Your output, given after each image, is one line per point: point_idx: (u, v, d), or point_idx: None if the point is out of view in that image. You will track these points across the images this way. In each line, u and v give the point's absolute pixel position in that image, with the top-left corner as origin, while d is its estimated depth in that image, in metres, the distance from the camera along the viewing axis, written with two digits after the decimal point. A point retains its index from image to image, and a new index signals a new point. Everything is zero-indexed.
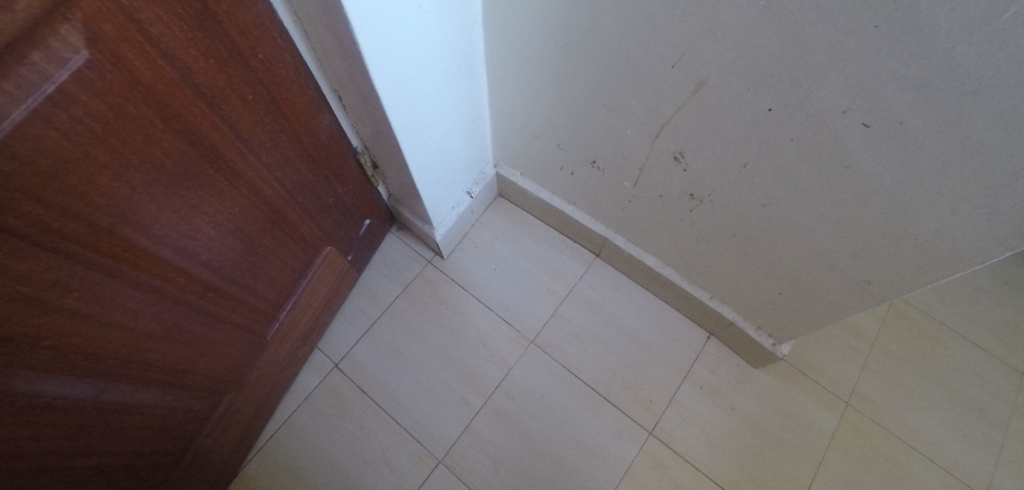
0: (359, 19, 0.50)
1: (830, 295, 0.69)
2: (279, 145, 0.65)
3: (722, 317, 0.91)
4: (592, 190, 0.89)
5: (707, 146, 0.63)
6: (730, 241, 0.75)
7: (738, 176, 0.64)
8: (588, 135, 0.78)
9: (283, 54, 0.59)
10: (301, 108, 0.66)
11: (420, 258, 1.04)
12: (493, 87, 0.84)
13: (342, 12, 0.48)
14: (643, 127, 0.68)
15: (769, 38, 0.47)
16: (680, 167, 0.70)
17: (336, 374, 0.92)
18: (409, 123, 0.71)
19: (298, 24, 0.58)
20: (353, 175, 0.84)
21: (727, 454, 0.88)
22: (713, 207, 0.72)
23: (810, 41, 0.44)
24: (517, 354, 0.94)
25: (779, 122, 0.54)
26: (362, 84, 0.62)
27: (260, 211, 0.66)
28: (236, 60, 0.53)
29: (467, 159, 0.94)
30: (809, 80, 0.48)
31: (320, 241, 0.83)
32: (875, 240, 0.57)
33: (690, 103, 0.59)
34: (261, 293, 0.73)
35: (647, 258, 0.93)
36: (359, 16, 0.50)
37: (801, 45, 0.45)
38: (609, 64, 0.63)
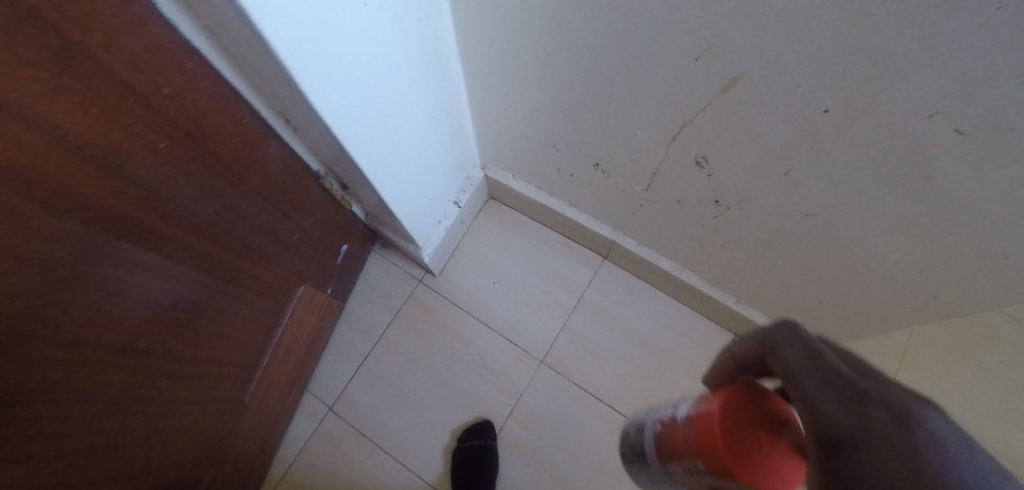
0: (279, 39, 0.38)
1: (885, 307, 0.60)
2: (218, 191, 0.54)
3: (749, 321, 0.82)
4: (597, 193, 0.78)
5: (738, 151, 0.52)
6: (762, 249, 0.64)
7: (778, 185, 0.53)
8: (590, 136, 0.66)
9: (199, 81, 0.46)
10: (239, 142, 0.54)
11: (410, 278, 0.95)
12: (471, 82, 0.71)
13: (256, 29, 0.36)
14: (652, 130, 0.57)
15: (831, 28, 0.34)
16: (703, 172, 0.58)
17: (331, 418, 0.87)
18: (371, 143, 0.60)
19: (214, 42, 0.45)
20: (319, 202, 0.73)
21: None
22: (743, 216, 0.61)
23: (894, 32, 0.32)
24: (525, 377, 0.87)
25: (834, 125, 0.42)
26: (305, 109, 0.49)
27: (207, 272, 0.56)
28: (132, 101, 0.41)
29: (450, 166, 0.83)
30: (883, 78, 0.36)
31: (289, 282, 0.73)
32: (941, 261, 0.48)
33: (718, 102, 0.47)
34: (227, 357, 0.64)
35: (662, 262, 0.83)
36: (279, 35, 0.38)
37: (874, 37, 0.33)
38: (612, 58, 0.50)
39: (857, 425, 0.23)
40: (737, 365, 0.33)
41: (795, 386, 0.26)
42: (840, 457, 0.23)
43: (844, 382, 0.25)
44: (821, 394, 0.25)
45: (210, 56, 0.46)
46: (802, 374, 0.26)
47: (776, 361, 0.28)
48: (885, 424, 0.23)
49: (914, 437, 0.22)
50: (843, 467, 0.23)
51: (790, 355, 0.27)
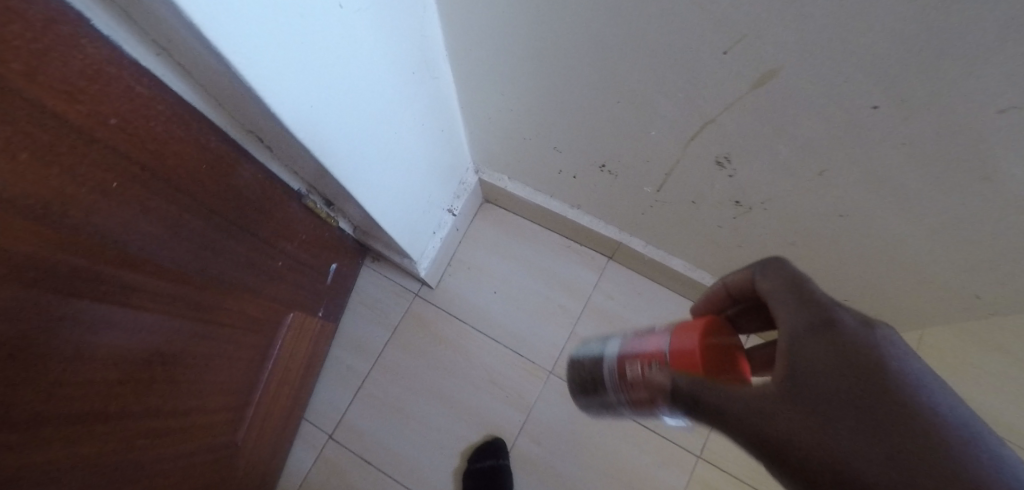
0: (239, 53, 0.32)
1: (918, 304, 0.56)
2: (188, 228, 0.47)
3: None
4: (602, 194, 0.73)
5: (766, 150, 0.47)
6: (785, 249, 0.60)
7: (809, 185, 0.48)
8: (596, 137, 0.60)
9: (152, 106, 0.40)
10: (207, 170, 0.48)
11: (406, 292, 0.90)
12: (462, 82, 0.65)
13: (212, 44, 0.30)
14: (668, 130, 0.52)
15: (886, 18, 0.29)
16: (725, 172, 0.53)
17: (333, 447, 0.82)
18: (355, 159, 0.54)
19: (165, 59, 0.38)
20: (303, 223, 0.67)
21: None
22: (766, 216, 0.56)
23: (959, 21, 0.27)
24: (535, 390, 0.84)
25: (881, 122, 0.37)
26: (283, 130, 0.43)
27: (180, 317, 0.50)
28: (76, 138, 0.34)
29: (442, 173, 0.77)
30: (942, 70, 0.31)
31: (277, 312, 0.67)
32: (986, 262, 0.44)
33: (747, 98, 0.42)
34: (215, 402, 0.59)
35: (672, 262, 0.79)
36: (237, 50, 0.32)
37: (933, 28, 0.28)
38: (625, 54, 0.45)
39: (817, 320, 0.28)
40: (726, 293, 0.41)
41: (774, 301, 0.31)
42: (815, 338, 0.27)
43: (817, 298, 0.29)
44: (790, 304, 0.30)
45: (162, 74, 0.39)
46: (781, 293, 0.31)
47: (764, 281, 0.33)
48: (857, 325, 0.27)
49: (875, 340, 0.26)
50: (813, 349, 0.27)
51: (774, 277, 0.32)
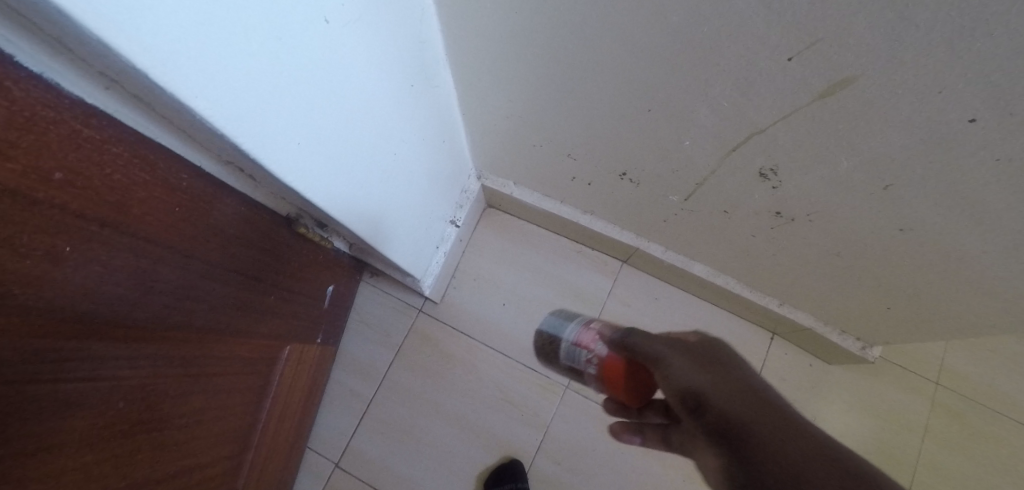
0: (189, 86, 0.26)
1: (972, 316, 0.52)
2: (162, 280, 0.41)
3: (795, 323, 0.76)
4: (619, 202, 0.67)
5: (825, 162, 0.41)
6: (827, 259, 0.56)
7: (868, 198, 0.43)
8: (618, 145, 0.54)
9: (106, 147, 0.33)
10: (179, 211, 0.41)
11: (409, 308, 0.85)
12: (464, 87, 0.58)
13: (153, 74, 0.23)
14: (707, 140, 0.46)
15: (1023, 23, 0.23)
16: (768, 183, 0.47)
17: (340, 477, 0.77)
18: (346, 185, 0.48)
19: (117, 93, 0.30)
20: (295, 250, 0.61)
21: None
22: (810, 228, 0.52)
23: None
24: (551, 406, 0.80)
25: (976, 137, 0.32)
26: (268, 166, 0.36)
27: (162, 376, 0.43)
28: (10, 201, 0.27)
29: (443, 184, 0.70)
30: None
31: (274, 349, 0.61)
32: None
33: (814, 107, 0.36)
34: (210, 457, 0.52)
35: (694, 267, 0.74)
36: (187, 81, 0.25)
37: None
38: (665, 58, 0.38)
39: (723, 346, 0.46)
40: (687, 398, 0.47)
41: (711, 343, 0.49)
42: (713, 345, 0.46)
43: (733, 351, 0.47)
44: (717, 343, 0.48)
45: (116, 110, 0.32)
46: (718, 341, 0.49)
47: None
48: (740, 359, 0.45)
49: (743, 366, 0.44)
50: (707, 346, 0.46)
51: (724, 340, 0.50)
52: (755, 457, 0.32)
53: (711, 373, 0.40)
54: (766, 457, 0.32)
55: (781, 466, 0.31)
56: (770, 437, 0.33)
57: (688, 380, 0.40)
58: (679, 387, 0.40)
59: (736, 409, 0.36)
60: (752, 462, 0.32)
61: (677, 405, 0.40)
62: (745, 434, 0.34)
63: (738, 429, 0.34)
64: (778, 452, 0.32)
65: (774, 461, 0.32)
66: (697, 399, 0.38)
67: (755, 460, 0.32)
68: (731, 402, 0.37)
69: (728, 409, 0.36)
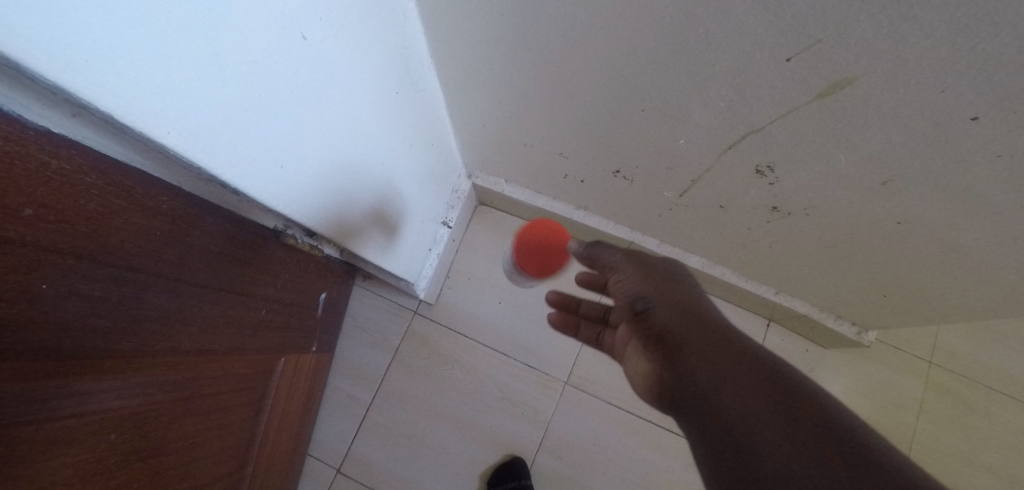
0: (153, 116, 0.24)
1: (968, 303, 0.52)
2: (148, 306, 0.39)
3: (792, 311, 0.76)
4: (613, 198, 0.66)
5: (824, 159, 0.40)
6: (823, 251, 0.56)
7: (866, 194, 0.42)
8: (611, 143, 0.53)
9: (77, 178, 0.31)
10: (160, 235, 0.39)
11: (404, 310, 0.84)
12: (451, 88, 0.56)
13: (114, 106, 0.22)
14: (702, 139, 0.45)
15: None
16: (765, 180, 0.47)
17: (342, 482, 0.77)
18: (332, 198, 0.46)
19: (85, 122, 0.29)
20: (284, 260, 0.59)
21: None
22: (807, 221, 0.51)
23: None
24: (551, 402, 0.80)
25: (977, 134, 0.31)
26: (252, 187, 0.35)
27: (155, 402, 0.42)
28: None
29: (433, 186, 0.69)
30: None
31: (269, 363, 0.60)
32: None
33: (812, 106, 0.35)
34: (210, 476, 0.52)
35: (690, 260, 0.74)
36: (149, 111, 0.24)
37: None
38: (659, 58, 0.37)
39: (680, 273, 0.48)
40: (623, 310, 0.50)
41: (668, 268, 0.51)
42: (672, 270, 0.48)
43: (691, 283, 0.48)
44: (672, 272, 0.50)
45: (85, 138, 0.31)
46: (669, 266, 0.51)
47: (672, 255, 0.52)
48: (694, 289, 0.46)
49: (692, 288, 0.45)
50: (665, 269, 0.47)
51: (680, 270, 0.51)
52: (689, 367, 0.35)
53: (659, 285, 0.42)
54: (698, 368, 0.35)
55: (712, 378, 0.34)
56: (703, 349, 0.36)
57: (636, 290, 0.42)
58: (628, 296, 0.43)
59: (675, 320, 0.39)
60: (686, 374, 0.35)
61: (626, 311, 0.43)
62: (681, 345, 0.37)
63: (676, 338, 0.38)
64: (710, 365, 0.35)
65: (704, 372, 0.35)
66: (643, 307, 0.41)
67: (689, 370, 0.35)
68: (675, 313, 0.39)
69: (670, 320, 0.39)
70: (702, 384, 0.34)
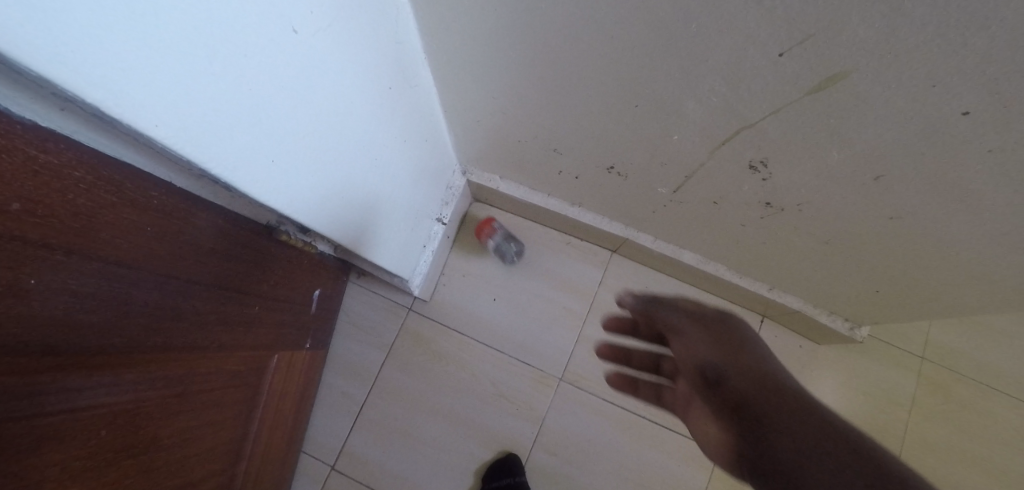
0: (141, 110, 0.24)
1: (959, 298, 0.53)
2: (139, 303, 0.39)
3: (785, 307, 0.77)
4: (608, 195, 0.66)
5: (816, 153, 0.40)
6: (816, 246, 0.56)
7: (859, 189, 0.42)
8: (605, 139, 0.53)
9: (66, 172, 0.31)
10: (151, 230, 0.39)
11: (399, 307, 0.84)
12: (445, 84, 0.56)
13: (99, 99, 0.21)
14: (696, 135, 0.45)
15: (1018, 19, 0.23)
16: (758, 176, 0.47)
17: (337, 479, 0.77)
18: (325, 194, 0.46)
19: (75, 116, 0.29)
20: (277, 257, 0.58)
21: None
22: (800, 217, 0.51)
23: None
24: (546, 399, 0.80)
25: (968, 129, 0.31)
26: (246, 181, 0.34)
27: (147, 399, 0.42)
28: None
29: (427, 182, 0.68)
30: None
31: (263, 359, 0.59)
32: None
33: (805, 101, 0.35)
34: (203, 473, 0.51)
35: (684, 256, 0.74)
36: (138, 105, 0.23)
37: None
38: (652, 53, 0.37)
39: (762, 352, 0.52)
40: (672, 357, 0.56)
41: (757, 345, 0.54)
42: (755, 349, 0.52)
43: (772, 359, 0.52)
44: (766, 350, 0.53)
45: (73, 131, 0.31)
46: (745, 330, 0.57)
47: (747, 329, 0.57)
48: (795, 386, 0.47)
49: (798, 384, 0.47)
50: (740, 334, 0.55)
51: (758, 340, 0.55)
52: (772, 448, 0.38)
53: (739, 364, 0.48)
54: (782, 445, 0.38)
55: (803, 448, 0.37)
56: (795, 426, 0.39)
57: (710, 357, 0.50)
58: (699, 364, 0.50)
59: (760, 396, 0.43)
60: (775, 449, 0.38)
61: (695, 379, 0.50)
62: (761, 417, 0.41)
63: (760, 415, 0.41)
64: (792, 438, 0.38)
65: (793, 456, 0.37)
66: (717, 376, 0.47)
67: (773, 451, 0.38)
68: (757, 391, 0.44)
69: (748, 395, 0.44)
70: (791, 466, 0.37)
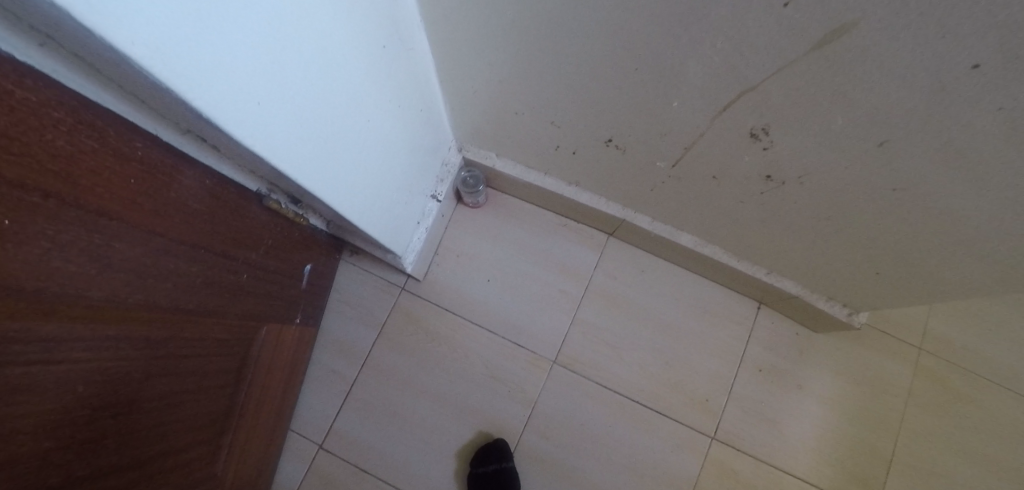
0: (122, 26, 0.22)
1: (960, 279, 0.52)
2: (121, 258, 0.37)
3: (782, 292, 0.76)
4: (606, 172, 0.65)
5: (819, 117, 0.39)
6: (815, 223, 0.55)
7: (862, 156, 0.42)
8: (604, 110, 0.52)
9: (52, 106, 0.29)
10: (136, 184, 0.37)
11: (392, 287, 0.83)
12: (442, 51, 0.55)
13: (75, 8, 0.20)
14: (697, 101, 0.44)
15: None
16: (759, 145, 0.46)
17: (325, 458, 0.76)
18: (318, 155, 0.45)
19: (56, 51, 0.28)
20: (268, 226, 0.57)
21: (804, 436, 0.81)
22: (800, 190, 0.51)
23: None
24: (539, 382, 0.79)
25: (977, 84, 0.30)
26: (234, 125, 0.33)
27: (128, 360, 0.40)
28: None
29: (423, 156, 0.67)
30: None
31: (251, 329, 0.58)
32: None
33: (810, 57, 0.34)
34: (185, 441, 0.50)
35: (682, 238, 0.74)
36: (118, 20, 0.22)
37: None
38: (653, 11, 0.36)
39: None
40: None
41: None
42: None
43: None
44: None
45: (54, 70, 0.29)
46: None
47: None
48: None
49: None
50: None
51: None
52: None
53: None
54: None
55: None
56: None
57: None
58: None
59: None
60: None
61: None
62: None
63: None
64: None
65: None
66: None
67: None
68: None
69: None
70: None
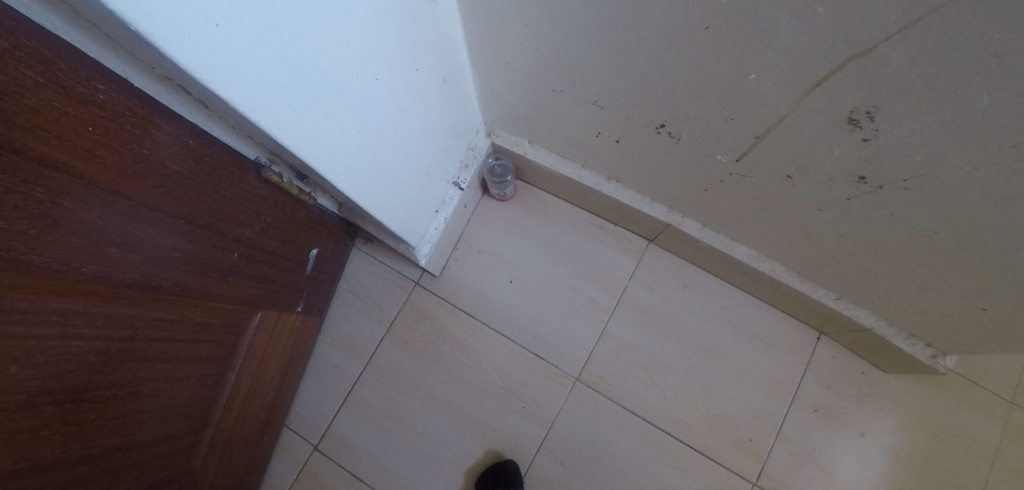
0: None
1: None
2: (71, 220, 0.31)
3: (852, 322, 0.64)
4: (653, 165, 0.56)
5: (953, 99, 0.29)
6: (913, 239, 0.45)
7: (1007, 156, 0.31)
8: (661, 86, 0.43)
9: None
10: (95, 134, 0.31)
11: (405, 281, 0.76)
12: (471, 13, 0.47)
13: None
14: (782, 71, 0.35)
15: None
16: (858, 134, 0.37)
17: (319, 460, 0.70)
18: (323, 119, 0.37)
19: None
20: (266, 201, 0.51)
21: None
22: (901, 197, 0.41)
23: None
24: (559, 399, 0.71)
25: None
26: (212, 67, 0.26)
27: (80, 339, 0.34)
28: None
29: (444, 137, 0.60)
30: None
31: (242, 315, 0.52)
32: None
33: (951, 13, 0.24)
34: (153, 434, 0.45)
35: (735, 250, 0.64)
36: None
37: None
38: None
39: None
40: None
41: None
42: None
43: None
44: None
45: None
46: None
47: None
48: None
49: None
50: None
51: None
52: None
53: None
54: None
55: None
56: None
57: None
58: None
59: None
60: None
61: None
62: None
63: None
64: None
65: None
66: None
67: None
68: None
69: None
70: None
